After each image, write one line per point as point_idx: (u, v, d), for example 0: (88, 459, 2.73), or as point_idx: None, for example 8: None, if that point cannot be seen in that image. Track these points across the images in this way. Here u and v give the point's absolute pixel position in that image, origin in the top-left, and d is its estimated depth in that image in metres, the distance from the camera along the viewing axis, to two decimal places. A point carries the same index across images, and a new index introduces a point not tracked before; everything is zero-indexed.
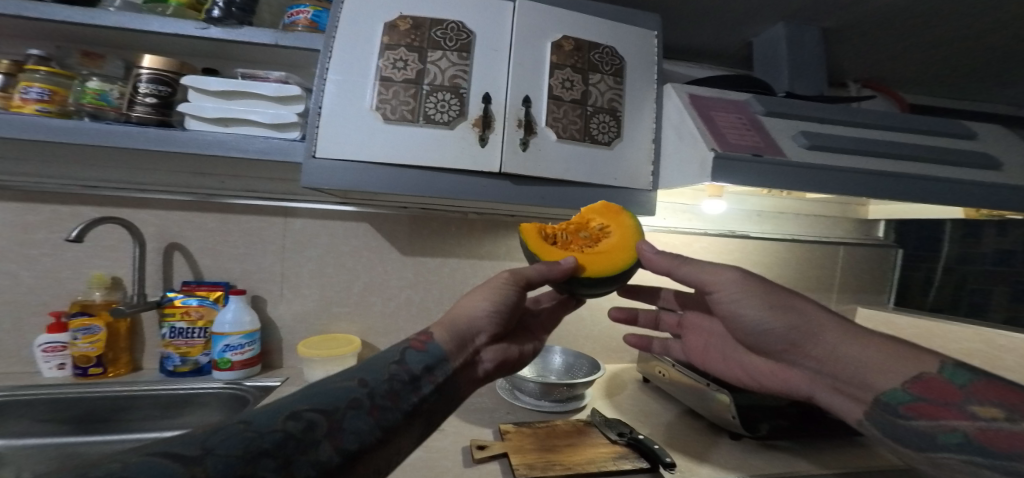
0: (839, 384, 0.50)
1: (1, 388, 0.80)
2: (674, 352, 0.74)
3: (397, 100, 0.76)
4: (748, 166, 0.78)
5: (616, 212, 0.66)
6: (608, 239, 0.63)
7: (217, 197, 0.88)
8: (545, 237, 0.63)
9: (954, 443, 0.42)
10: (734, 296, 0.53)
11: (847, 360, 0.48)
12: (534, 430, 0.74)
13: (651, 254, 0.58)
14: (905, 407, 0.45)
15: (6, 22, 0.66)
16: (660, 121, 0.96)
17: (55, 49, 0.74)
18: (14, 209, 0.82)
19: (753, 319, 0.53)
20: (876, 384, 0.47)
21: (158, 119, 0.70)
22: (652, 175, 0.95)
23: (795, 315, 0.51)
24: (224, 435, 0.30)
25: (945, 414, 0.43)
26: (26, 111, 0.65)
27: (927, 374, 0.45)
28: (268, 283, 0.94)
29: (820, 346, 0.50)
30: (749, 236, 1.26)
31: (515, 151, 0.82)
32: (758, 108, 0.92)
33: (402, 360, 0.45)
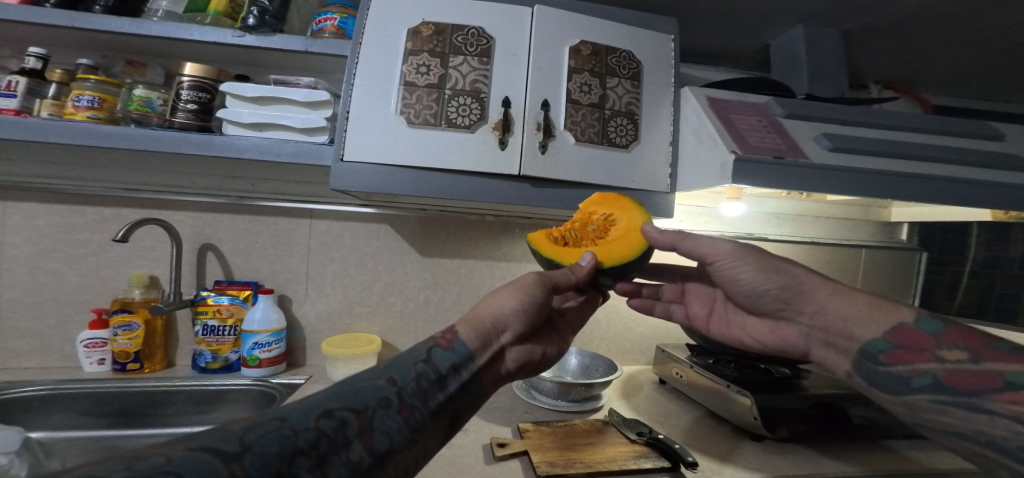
0: (827, 338, 0.54)
1: (47, 382, 0.84)
2: (676, 317, 0.74)
3: (421, 104, 0.78)
4: (769, 168, 0.78)
5: (614, 198, 0.69)
6: (617, 226, 0.65)
7: (248, 199, 0.92)
8: (556, 239, 0.66)
9: (924, 386, 0.46)
10: (731, 259, 0.59)
11: (833, 313, 0.53)
12: (554, 429, 0.75)
13: (657, 234, 0.60)
14: (884, 354, 0.49)
15: (59, 34, 0.71)
16: (677, 124, 0.97)
17: (101, 58, 0.78)
18: (59, 210, 0.86)
19: (749, 280, 0.59)
20: (859, 335, 0.51)
21: (198, 125, 0.73)
22: (669, 177, 0.96)
23: (786, 276, 0.56)
24: (262, 430, 0.31)
25: (918, 359, 0.47)
26: (78, 118, 0.69)
27: (903, 324, 0.49)
28: (294, 283, 0.97)
29: (810, 303, 0.54)
30: (767, 239, 1.25)
31: (534, 155, 0.83)
32: (778, 111, 0.92)
33: (429, 358, 0.45)
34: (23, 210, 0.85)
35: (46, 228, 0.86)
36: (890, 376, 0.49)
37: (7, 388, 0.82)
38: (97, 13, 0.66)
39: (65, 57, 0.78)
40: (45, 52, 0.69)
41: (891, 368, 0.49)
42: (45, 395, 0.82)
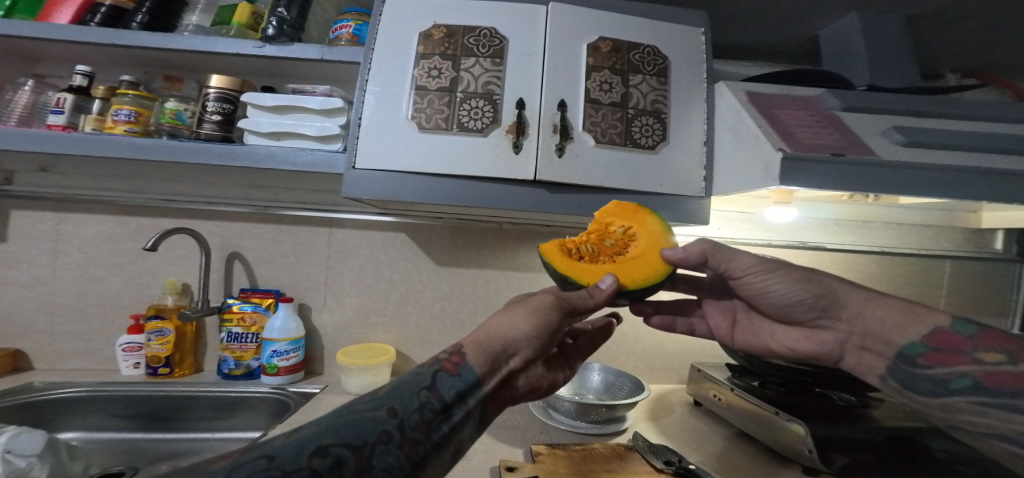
0: (864, 342, 0.53)
1: (88, 383, 0.89)
2: (699, 332, 0.67)
3: (432, 108, 0.76)
4: (823, 167, 0.68)
5: (632, 210, 0.62)
6: (637, 242, 0.59)
7: (272, 208, 0.94)
8: (568, 253, 0.59)
9: (962, 387, 0.45)
10: (761, 271, 0.56)
11: (872, 318, 0.52)
12: (569, 452, 0.67)
13: (682, 256, 0.54)
14: (921, 357, 0.48)
15: (103, 52, 0.77)
16: (711, 122, 0.89)
17: (142, 74, 0.84)
18: (108, 221, 0.93)
19: (782, 292, 0.56)
20: (896, 339, 0.50)
21: (222, 135, 0.76)
22: (703, 180, 0.87)
23: (819, 285, 0.54)
24: (244, 473, 0.26)
25: (957, 361, 0.46)
26: (117, 131, 0.73)
27: (939, 328, 0.49)
28: (313, 292, 0.97)
29: (847, 308, 0.53)
30: (823, 248, 1.13)
31: (550, 158, 0.79)
32: (834, 103, 0.81)
33: (433, 385, 0.39)
34: (75, 220, 0.92)
35: (94, 237, 0.93)
36: (926, 378, 0.48)
37: (46, 390, 0.87)
38: (133, 29, 0.71)
39: (110, 75, 0.85)
40: (89, 70, 0.75)
41: (928, 371, 0.48)
42: (81, 396, 0.87)
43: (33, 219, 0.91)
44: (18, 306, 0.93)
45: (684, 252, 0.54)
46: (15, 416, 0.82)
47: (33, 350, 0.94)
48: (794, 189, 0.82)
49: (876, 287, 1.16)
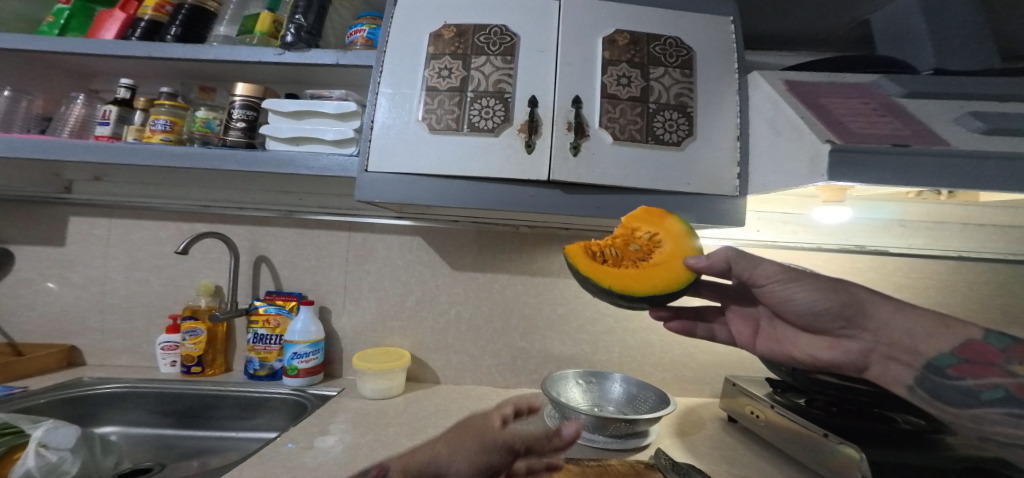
0: (892, 353, 0.51)
1: (130, 379, 0.94)
2: (719, 338, 0.66)
3: (443, 109, 0.76)
4: (885, 159, 0.60)
5: (660, 216, 0.60)
6: (661, 248, 0.57)
7: (296, 213, 0.99)
8: (592, 255, 0.58)
9: (994, 399, 0.45)
10: (783, 279, 0.55)
11: (900, 329, 0.51)
12: (583, 468, 0.62)
13: (706, 264, 0.54)
14: (951, 368, 0.48)
15: (144, 66, 0.85)
16: (745, 115, 0.82)
17: (180, 86, 0.92)
18: (151, 226, 1.00)
19: (804, 301, 0.54)
20: (924, 350, 0.49)
21: (246, 142, 0.80)
22: (737, 178, 0.80)
23: (844, 293, 0.53)
24: None
25: (989, 373, 0.46)
26: (154, 140, 0.79)
27: (971, 339, 0.48)
28: (334, 295, 0.99)
29: (873, 319, 0.52)
30: (885, 253, 1.02)
31: (565, 157, 0.75)
32: (894, 90, 0.71)
33: None
34: (124, 225, 1.00)
35: (139, 241, 1.00)
36: (957, 389, 0.47)
37: (92, 385, 0.92)
38: (167, 41, 0.79)
39: (151, 89, 0.95)
40: (132, 83, 0.82)
41: (959, 382, 0.47)
42: (123, 391, 0.92)
43: (89, 224, 1.00)
44: (73, 306, 1.02)
45: (708, 260, 0.54)
46: (63, 409, 0.87)
47: (86, 347, 1.02)
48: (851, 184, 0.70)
49: (947, 296, 1.04)
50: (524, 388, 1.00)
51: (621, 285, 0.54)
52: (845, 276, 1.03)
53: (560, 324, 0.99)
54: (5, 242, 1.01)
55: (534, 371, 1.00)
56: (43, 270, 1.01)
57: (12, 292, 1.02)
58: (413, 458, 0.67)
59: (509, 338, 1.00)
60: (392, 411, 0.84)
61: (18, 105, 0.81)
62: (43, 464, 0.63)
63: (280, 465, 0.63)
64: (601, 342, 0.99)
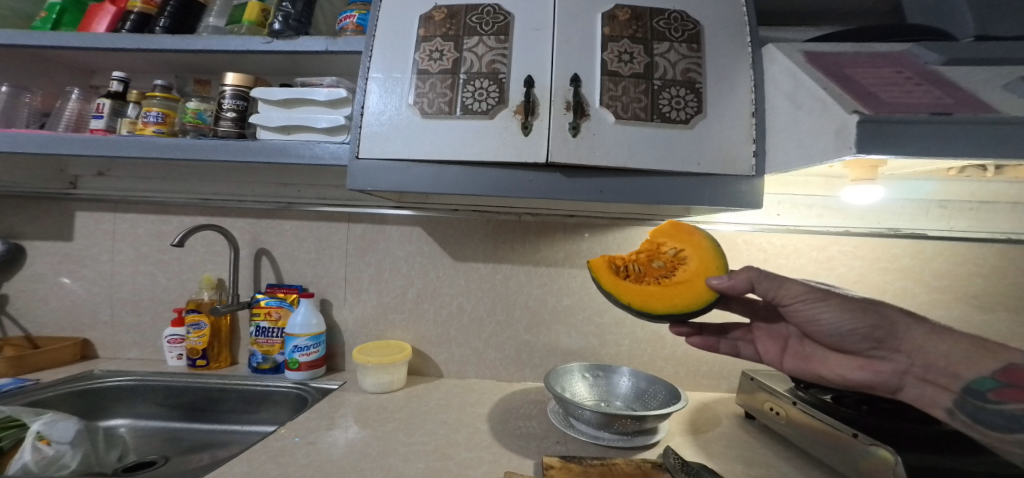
0: (927, 375, 0.52)
1: (140, 373, 0.95)
2: (745, 354, 0.68)
3: (434, 92, 0.72)
4: (925, 129, 0.53)
5: (689, 232, 0.60)
6: (686, 265, 0.58)
7: (296, 205, 0.98)
8: (616, 270, 0.60)
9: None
10: (811, 300, 0.56)
11: (936, 351, 0.52)
12: (585, 468, 0.58)
13: (729, 284, 0.54)
14: (992, 392, 0.48)
15: (138, 60, 0.86)
16: (760, 90, 0.74)
17: (175, 79, 0.93)
18: (155, 221, 1.01)
19: (833, 322, 0.56)
20: (962, 373, 0.50)
21: (237, 132, 0.79)
22: (754, 156, 0.73)
23: (874, 314, 0.54)
24: None
25: None
26: (147, 132, 0.78)
27: (1012, 363, 0.48)
28: (335, 288, 0.98)
29: (905, 341, 0.53)
30: (922, 236, 0.94)
31: (564, 138, 0.70)
32: (930, 57, 0.62)
33: None
34: (130, 220, 1.01)
35: (145, 235, 1.01)
36: (999, 414, 0.47)
37: (102, 378, 0.93)
38: (158, 33, 0.78)
39: (147, 84, 0.96)
40: (124, 76, 0.82)
41: (1001, 406, 0.47)
42: (132, 384, 0.93)
43: (96, 219, 1.02)
44: (85, 300, 1.03)
45: (731, 280, 0.54)
46: (74, 402, 0.88)
47: (99, 340, 1.04)
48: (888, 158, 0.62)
49: (993, 285, 0.95)
50: (529, 382, 0.97)
51: (641, 302, 0.56)
52: (876, 262, 0.95)
53: (566, 316, 0.95)
54: (19, 238, 1.03)
55: (540, 364, 0.96)
56: (56, 264, 1.03)
57: (26, 286, 1.04)
58: (411, 454, 0.64)
59: (513, 331, 0.96)
60: (392, 406, 0.82)
61: (18, 101, 0.83)
62: (41, 457, 0.64)
63: (272, 462, 0.61)
64: (610, 334, 0.95)
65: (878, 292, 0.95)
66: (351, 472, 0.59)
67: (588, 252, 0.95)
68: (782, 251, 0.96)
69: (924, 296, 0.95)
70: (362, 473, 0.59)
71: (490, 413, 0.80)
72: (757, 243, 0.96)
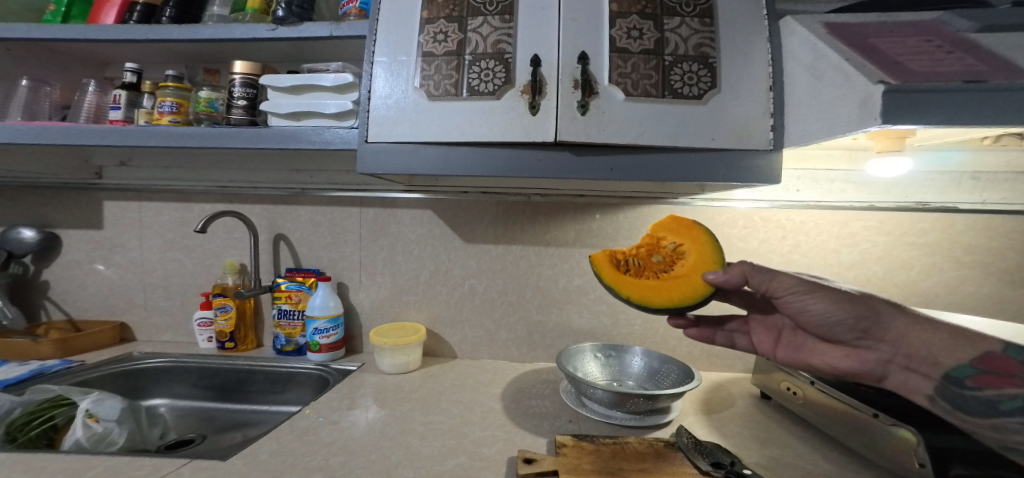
0: (910, 363, 0.52)
1: (174, 355, 1.00)
2: (739, 346, 0.67)
3: (440, 74, 0.71)
4: (955, 97, 0.49)
5: (689, 226, 0.60)
6: (684, 259, 0.59)
7: (309, 190, 0.99)
8: (618, 265, 0.62)
9: (1012, 409, 0.45)
10: (799, 290, 0.56)
11: (918, 340, 0.51)
12: (598, 446, 0.59)
13: (723, 278, 0.55)
14: (970, 379, 0.47)
15: (148, 51, 0.87)
16: (778, 63, 0.70)
17: (186, 69, 0.94)
18: (178, 209, 1.04)
19: (821, 312, 0.55)
20: (943, 361, 0.49)
21: (249, 120, 0.80)
22: (771, 130, 0.70)
23: (861, 304, 0.54)
24: None
25: (1007, 384, 0.46)
26: (162, 122, 0.80)
27: (990, 351, 0.47)
28: (350, 271, 1.00)
29: (890, 330, 0.52)
30: (951, 211, 0.89)
31: (572, 117, 0.68)
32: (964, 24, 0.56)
33: None
34: (153, 209, 1.05)
35: (169, 222, 1.05)
36: (976, 400, 0.47)
37: (140, 360, 0.98)
38: (165, 23, 0.79)
39: (159, 74, 0.97)
40: (136, 67, 0.83)
41: (978, 392, 0.47)
42: (168, 366, 0.98)
43: (123, 208, 1.05)
44: (119, 285, 1.08)
45: (726, 274, 0.55)
46: (117, 382, 0.94)
47: (135, 323, 1.09)
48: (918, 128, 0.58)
49: None
50: (542, 362, 0.98)
51: (640, 295, 0.57)
52: (901, 238, 0.91)
53: (577, 296, 0.95)
54: (52, 227, 1.08)
55: (552, 345, 0.97)
56: (89, 252, 1.07)
57: (63, 273, 1.09)
58: (428, 432, 0.66)
59: (525, 312, 0.97)
60: (409, 386, 0.84)
61: (39, 94, 0.86)
62: (92, 433, 0.69)
63: (300, 439, 0.64)
64: (622, 313, 0.95)
65: (903, 269, 0.92)
66: (372, 450, 0.62)
67: (599, 232, 0.95)
68: (802, 228, 0.92)
69: (953, 273, 0.91)
70: (382, 451, 0.61)
71: (504, 393, 0.81)
72: (775, 221, 0.93)
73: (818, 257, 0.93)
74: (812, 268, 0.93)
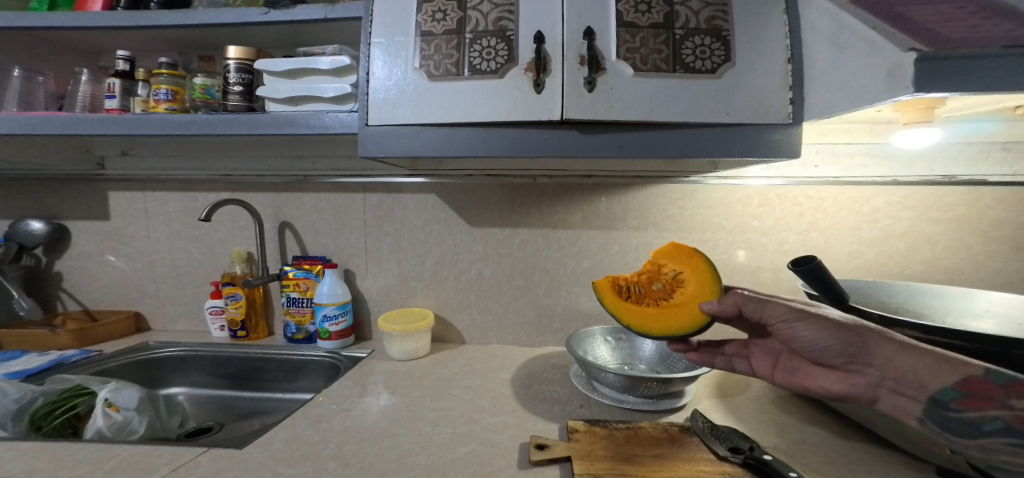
0: (898, 387, 0.48)
1: (189, 344, 1.01)
2: (739, 369, 0.66)
3: (440, 54, 0.67)
4: (992, 63, 0.45)
5: (688, 254, 0.61)
6: (684, 288, 0.60)
7: (312, 177, 0.97)
8: (620, 290, 0.65)
9: (995, 430, 0.43)
10: (789, 318, 0.54)
11: (904, 365, 0.47)
12: (611, 431, 0.58)
13: (718, 307, 0.55)
14: (954, 402, 0.44)
15: (141, 38, 0.84)
16: (796, 35, 0.66)
17: (180, 56, 0.92)
18: (182, 199, 1.04)
19: (811, 339, 0.53)
20: (928, 384, 0.46)
21: (246, 105, 0.78)
22: (790, 104, 0.66)
23: (847, 330, 0.51)
24: None
25: (989, 407, 0.43)
26: (159, 110, 0.78)
27: (971, 375, 0.44)
28: (356, 258, 0.99)
29: (877, 355, 0.49)
30: (976, 184, 0.85)
31: (578, 94, 0.65)
32: None
33: None
34: (157, 199, 1.04)
35: (174, 212, 1.04)
36: (960, 421, 0.44)
37: (155, 349, 0.99)
38: (153, 9, 0.76)
39: (153, 62, 0.95)
40: (128, 54, 0.81)
41: (961, 414, 0.44)
42: (182, 355, 0.99)
43: (128, 199, 1.05)
44: (130, 276, 1.09)
45: (719, 305, 0.55)
46: (135, 371, 0.95)
47: (148, 313, 1.10)
48: (966, 95, 0.52)
49: None
50: (551, 346, 0.97)
51: (639, 323, 0.60)
52: (925, 213, 0.87)
53: (586, 278, 0.94)
54: (61, 219, 1.08)
55: (561, 328, 0.96)
56: (99, 243, 1.08)
57: (74, 264, 1.10)
58: (438, 419, 0.66)
59: (533, 295, 0.96)
60: (419, 372, 0.84)
61: (34, 84, 0.84)
62: (112, 422, 0.70)
63: (312, 428, 0.64)
64: None
65: (927, 245, 0.88)
66: (383, 437, 0.61)
67: (607, 213, 0.92)
68: (820, 204, 0.89)
69: (980, 248, 0.88)
70: (394, 438, 0.61)
71: (513, 378, 0.81)
72: (792, 198, 0.89)
73: (837, 235, 0.90)
74: (829, 246, 0.90)
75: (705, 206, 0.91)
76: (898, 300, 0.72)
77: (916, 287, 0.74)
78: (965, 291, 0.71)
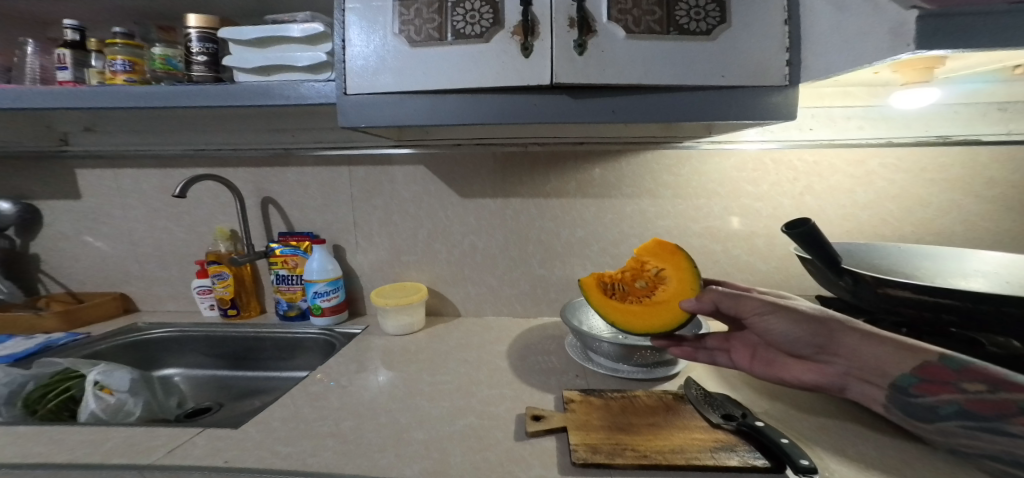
0: (864, 375, 0.51)
1: (181, 325, 1.00)
2: (720, 364, 0.65)
3: (421, 18, 0.62)
4: (999, 22, 0.42)
5: (671, 251, 0.63)
6: (665, 285, 0.62)
7: (292, 151, 0.93)
8: (604, 288, 0.65)
9: (950, 414, 0.45)
10: (762, 311, 0.55)
11: (867, 353, 0.50)
12: (607, 401, 0.59)
13: (697, 304, 0.57)
14: (913, 387, 0.47)
15: (91, 4, 0.77)
16: None
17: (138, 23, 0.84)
18: (157, 176, 0.99)
19: (784, 332, 0.54)
20: (889, 370, 0.49)
21: (213, 76, 0.72)
22: (787, 65, 0.63)
23: (815, 321, 0.53)
24: None
25: (945, 391, 0.45)
26: (117, 82, 0.72)
27: (928, 360, 0.47)
28: (345, 234, 0.96)
29: (843, 345, 0.51)
30: (971, 143, 0.84)
31: (569, 57, 0.61)
32: None
33: None
34: (131, 177, 0.99)
35: (150, 191, 1.00)
36: (920, 406, 0.47)
37: (146, 330, 0.98)
38: None
39: (107, 33, 0.88)
40: (76, 22, 0.74)
41: (920, 399, 0.47)
42: (175, 336, 0.97)
43: (100, 178, 1.00)
44: (111, 257, 1.05)
45: (697, 303, 0.56)
46: (128, 352, 0.94)
47: (135, 293, 1.08)
48: (974, 54, 0.49)
49: None
50: (546, 317, 0.97)
51: (623, 320, 0.61)
52: (920, 175, 0.86)
53: (580, 248, 0.93)
54: (30, 200, 1.03)
55: (556, 299, 0.96)
56: (74, 224, 1.03)
57: (51, 245, 1.06)
58: (435, 393, 0.67)
59: (526, 267, 0.95)
60: (415, 347, 0.84)
61: None
62: (106, 405, 0.69)
63: (308, 405, 0.65)
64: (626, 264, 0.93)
65: (920, 206, 0.88)
66: (380, 413, 0.62)
67: (601, 182, 0.90)
68: (816, 168, 0.87)
69: (972, 208, 0.87)
70: (391, 414, 0.62)
71: (509, 350, 0.81)
72: (788, 163, 0.88)
73: (832, 198, 0.89)
74: (823, 209, 0.90)
75: (700, 173, 0.89)
76: (889, 262, 0.73)
77: (908, 249, 0.74)
78: (957, 251, 0.72)
